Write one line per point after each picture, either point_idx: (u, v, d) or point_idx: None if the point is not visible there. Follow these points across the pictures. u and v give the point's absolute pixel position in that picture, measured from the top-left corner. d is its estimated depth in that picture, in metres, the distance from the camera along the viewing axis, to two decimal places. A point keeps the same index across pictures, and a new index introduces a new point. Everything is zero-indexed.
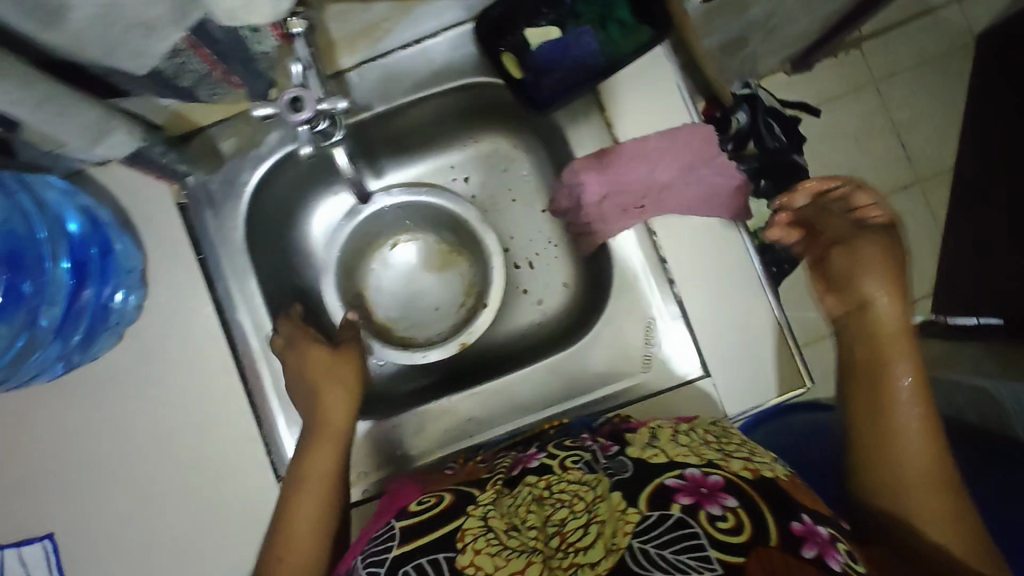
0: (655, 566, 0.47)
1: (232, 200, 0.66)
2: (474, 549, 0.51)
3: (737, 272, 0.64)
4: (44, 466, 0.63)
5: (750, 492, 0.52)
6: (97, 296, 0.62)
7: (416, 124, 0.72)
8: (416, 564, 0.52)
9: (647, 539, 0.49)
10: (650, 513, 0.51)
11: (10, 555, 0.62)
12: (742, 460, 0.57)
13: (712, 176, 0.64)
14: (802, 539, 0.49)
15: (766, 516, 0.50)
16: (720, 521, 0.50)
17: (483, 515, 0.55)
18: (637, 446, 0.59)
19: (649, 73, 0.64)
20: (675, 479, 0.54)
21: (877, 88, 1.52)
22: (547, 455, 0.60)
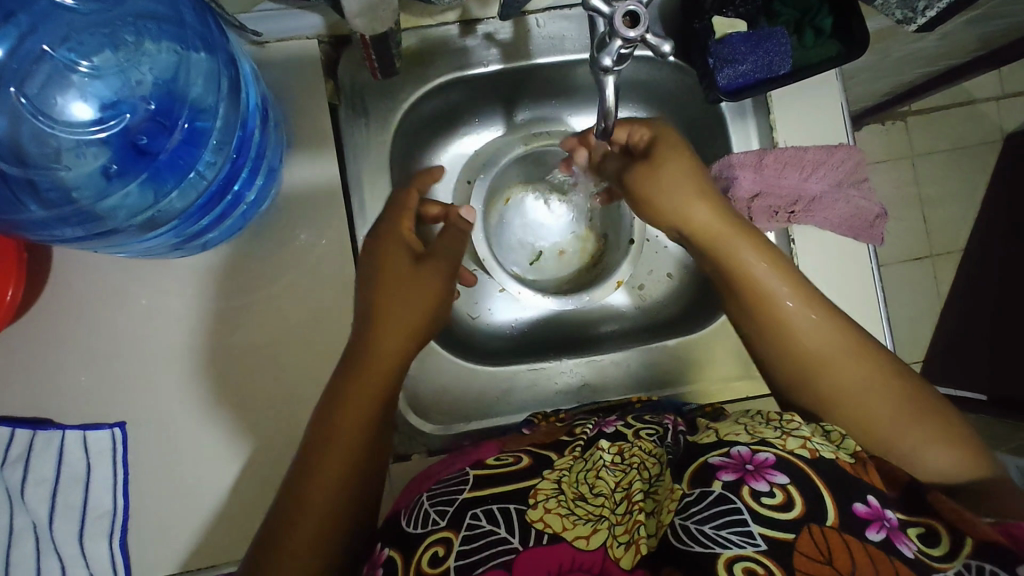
0: (696, 541, 0.44)
1: (383, 113, 0.64)
2: (545, 507, 0.50)
3: (862, 295, 0.66)
4: (130, 350, 0.58)
5: (802, 465, 0.47)
6: (235, 179, 0.55)
7: (570, 83, 0.71)
8: (486, 510, 0.50)
9: (688, 514, 0.46)
10: (692, 492, 0.47)
11: (73, 439, 0.56)
12: (801, 438, 0.49)
13: (858, 199, 0.66)
14: (869, 521, 0.44)
15: (823, 493, 0.45)
16: (765, 497, 0.45)
17: (558, 479, 0.53)
18: (698, 430, 0.56)
19: (819, 84, 0.65)
20: (720, 456, 0.48)
21: (911, 161, 1.46)
22: (623, 424, 0.59)
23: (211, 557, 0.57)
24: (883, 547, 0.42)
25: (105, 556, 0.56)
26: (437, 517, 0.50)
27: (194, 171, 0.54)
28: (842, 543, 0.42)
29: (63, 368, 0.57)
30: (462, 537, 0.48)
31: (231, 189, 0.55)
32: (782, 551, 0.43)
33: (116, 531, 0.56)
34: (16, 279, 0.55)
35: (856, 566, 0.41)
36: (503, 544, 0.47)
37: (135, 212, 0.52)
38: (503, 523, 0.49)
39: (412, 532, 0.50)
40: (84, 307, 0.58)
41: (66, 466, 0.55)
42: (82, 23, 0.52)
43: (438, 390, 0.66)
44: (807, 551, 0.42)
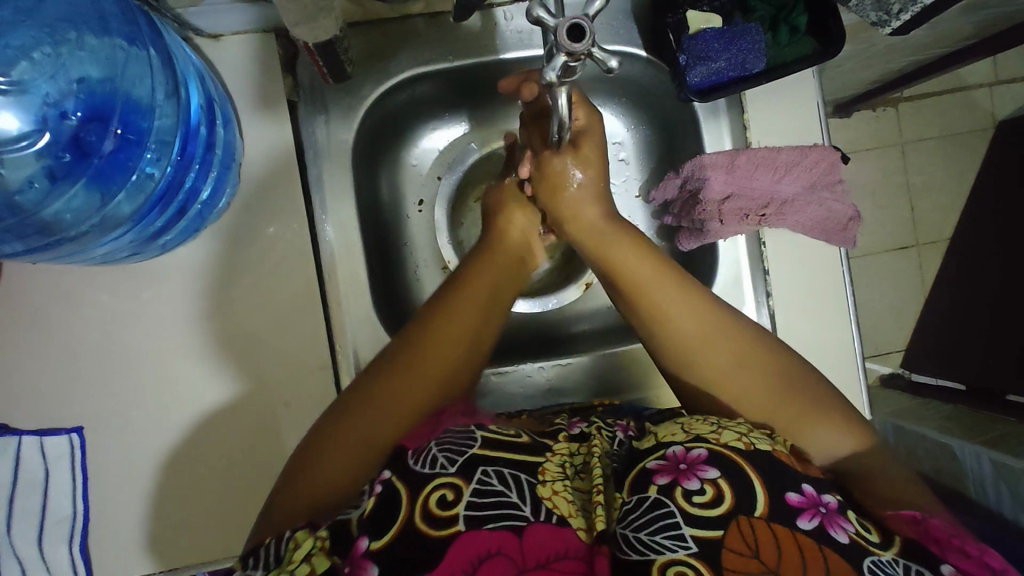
0: (634, 549, 0.42)
1: (345, 110, 0.62)
2: (553, 488, 0.46)
3: (833, 299, 0.65)
4: (83, 354, 0.57)
5: (732, 456, 0.46)
6: (181, 179, 0.54)
7: None
8: (497, 470, 0.47)
9: (627, 523, 0.43)
10: (630, 499, 0.45)
11: (29, 445, 0.55)
12: (738, 432, 0.48)
13: (830, 201, 0.65)
14: (801, 510, 0.44)
15: (756, 483, 0.45)
16: (696, 496, 0.44)
17: (562, 463, 0.49)
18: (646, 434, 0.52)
19: (792, 83, 0.64)
20: (655, 460, 0.46)
21: (901, 148, 1.44)
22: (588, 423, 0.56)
23: (175, 559, 0.58)
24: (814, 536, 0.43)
25: (65, 560, 0.56)
26: (445, 463, 0.46)
27: (138, 174, 0.53)
28: (770, 533, 0.43)
29: (17, 374, 0.56)
30: (474, 489, 0.45)
31: (178, 188, 0.54)
32: (713, 550, 0.42)
33: (77, 535, 0.56)
34: None
35: (784, 558, 0.41)
36: (513, 509, 0.44)
37: (86, 217, 0.52)
38: (515, 488, 0.45)
39: (421, 472, 0.46)
40: (35, 311, 0.56)
41: (24, 472, 0.55)
42: (5, 29, 0.50)
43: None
44: (735, 547, 0.42)
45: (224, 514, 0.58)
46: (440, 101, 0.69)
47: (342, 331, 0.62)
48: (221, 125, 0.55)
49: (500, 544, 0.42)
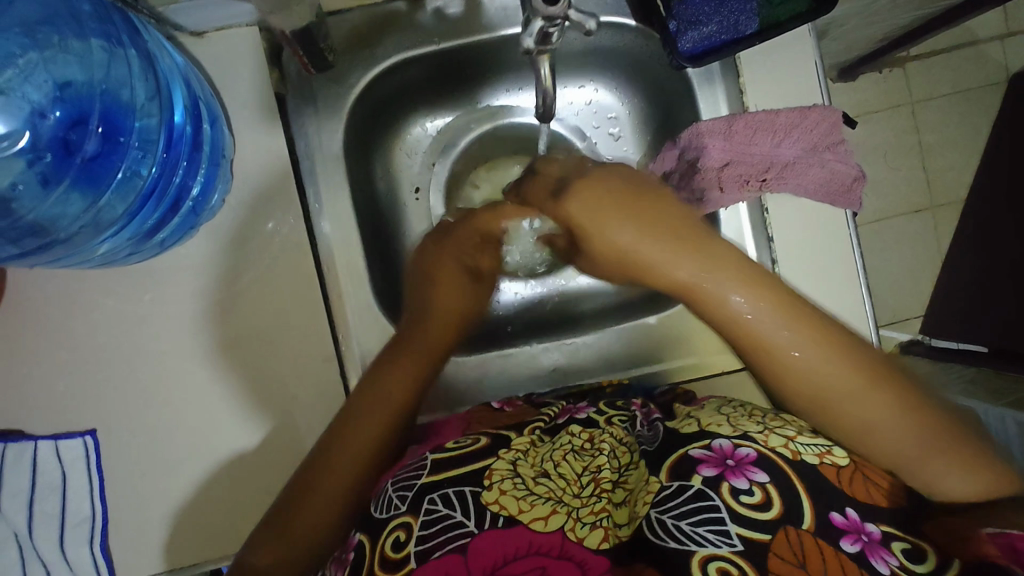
0: (671, 538, 0.45)
1: (336, 99, 0.61)
2: (500, 488, 0.49)
3: (843, 262, 0.63)
4: (91, 358, 0.57)
5: (782, 465, 0.47)
6: (172, 177, 0.53)
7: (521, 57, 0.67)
8: (441, 494, 0.49)
9: (664, 509, 0.47)
10: (670, 484, 0.48)
11: (45, 449, 0.56)
12: (784, 438, 0.50)
13: (834, 162, 0.63)
14: (845, 531, 0.45)
15: (802, 495, 0.46)
16: (744, 496, 0.46)
17: (513, 461, 0.52)
18: (676, 416, 0.57)
19: (789, 43, 0.62)
20: (701, 448, 0.49)
21: (911, 109, 1.40)
22: (595, 410, 0.59)
23: (192, 555, 0.59)
24: (856, 559, 0.43)
25: (88, 560, 0.57)
26: (398, 502, 0.50)
27: (122, 172, 0.52)
28: (818, 550, 0.44)
29: (28, 381, 0.57)
30: (422, 521, 0.48)
31: (170, 185, 0.53)
32: (756, 552, 0.44)
33: (97, 535, 0.57)
34: None
35: (828, 573, 0.43)
36: (458, 528, 0.47)
37: (76, 217, 0.52)
38: (459, 506, 0.48)
39: (379, 517, 0.50)
40: (42, 316, 0.57)
41: (41, 476, 0.56)
42: None
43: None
44: (781, 553, 0.44)
45: (240, 509, 0.59)
46: (429, 85, 0.68)
47: (346, 323, 0.62)
48: (208, 125, 0.55)
49: (448, 570, 0.44)
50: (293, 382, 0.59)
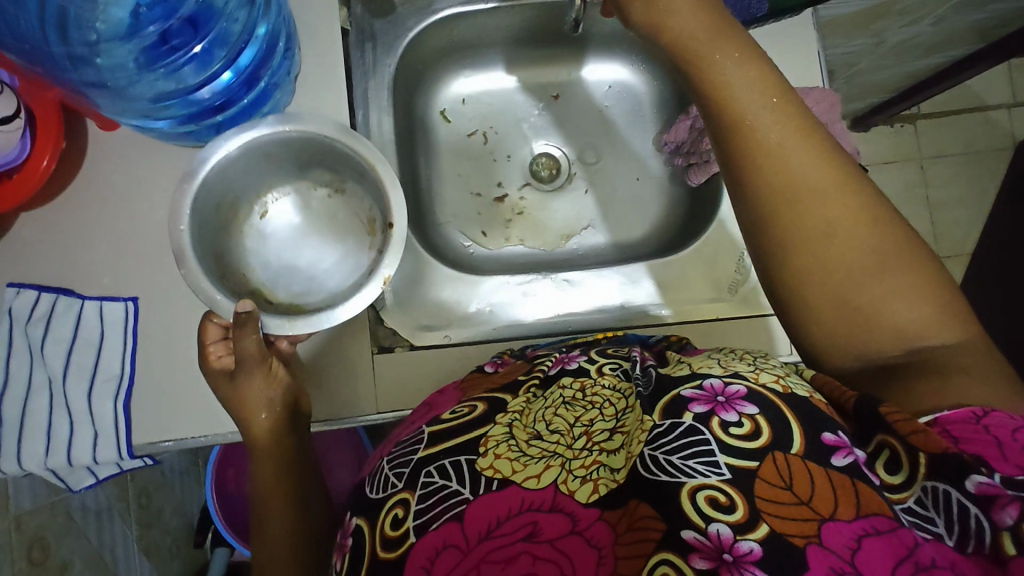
0: (663, 470, 0.41)
1: (397, 41, 0.71)
2: (494, 454, 0.49)
3: None
4: (146, 232, 0.64)
5: (774, 398, 0.43)
6: (229, 88, 0.61)
7: (544, 28, 0.77)
8: (439, 465, 0.49)
9: (657, 445, 0.42)
10: (663, 422, 0.44)
11: (89, 307, 0.62)
12: (776, 374, 0.46)
13: (830, 136, 0.69)
14: (837, 448, 0.40)
15: (794, 426, 0.41)
16: (734, 428, 0.41)
17: (509, 423, 0.52)
18: (669, 362, 0.53)
19: (793, 37, 0.70)
20: (691, 387, 0.45)
21: (920, 163, 1.47)
22: (586, 358, 0.57)
23: (203, 428, 0.63)
24: (848, 472, 0.39)
25: (108, 416, 0.61)
26: (395, 480, 0.50)
27: (201, 46, 0.59)
28: (808, 471, 0.39)
29: (89, 249, 0.63)
30: (418, 496, 0.47)
31: (229, 94, 0.62)
32: (747, 481, 0.39)
33: (120, 394, 0.62)
34: (53, 152, 0.59)
35: (818, 490, 0.38)
36: (454, 495, 0.47)
37: (150, 80, 0.58)
38: (455, 476, 0.48)
39: (375, 497, 0.50)
40: (109, 190, 0.64)
41: (82, 330, 0.61)
42: None
43: (436, 307, 0.69)
44: (771, 479, 0.39)
45: None
46: (473, 44, 0.78)
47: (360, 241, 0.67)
48: (281, 52, 0.63)
49: (445, 538, 0.44)
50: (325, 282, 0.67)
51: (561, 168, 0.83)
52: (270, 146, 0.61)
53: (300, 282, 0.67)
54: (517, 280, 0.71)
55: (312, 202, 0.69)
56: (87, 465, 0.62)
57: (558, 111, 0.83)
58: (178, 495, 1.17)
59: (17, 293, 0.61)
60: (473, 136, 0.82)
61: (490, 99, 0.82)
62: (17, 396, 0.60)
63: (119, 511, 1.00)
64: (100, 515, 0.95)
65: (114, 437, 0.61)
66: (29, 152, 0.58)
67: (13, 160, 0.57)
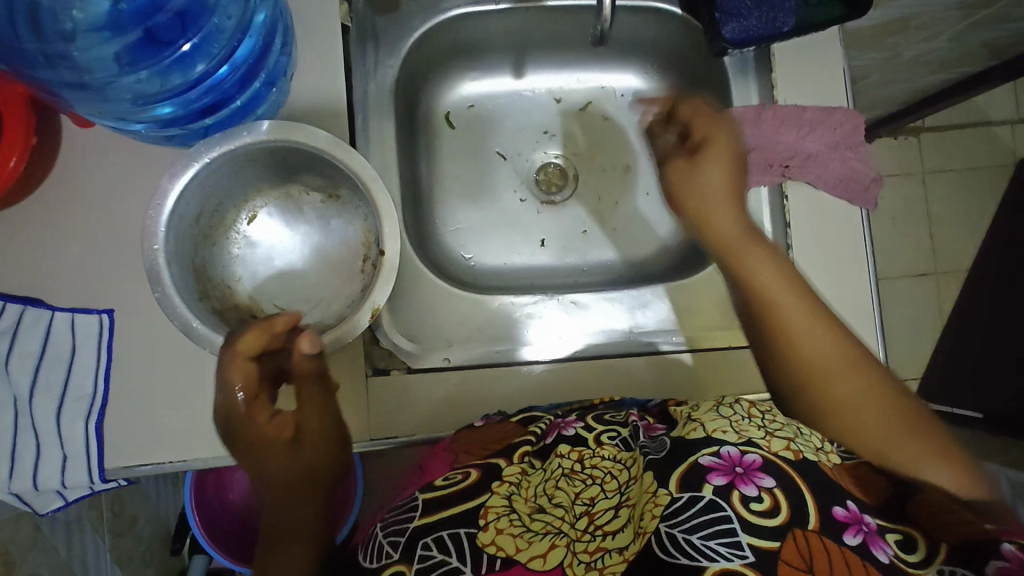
0: (683, 553, 0.40)
1: (400, 40, 0.66)
2: (496, 528, 0.46)
3: (850, 251, 0.65)
4: (124, 239, 0.59)
5: (791, 472, 0.43)
6: (221, 89, 0.56)
7: (557, 32, 0.73)
8: (437, 538, 0.46)
9: (676, 522, 0.41)
10: (681, 495, 0.42)
11: (60, 320, 0.57)
12: (786, 438, 0.46)
13: (853, 160, 0.66)
14: (848, 524, 0.41)
15: (808, 501, 0.42)
16: (755, 504, 0.41)
17: (508, 495, 0.49)
18: (678, 424, 0.50)
19: (819, 53, 0.67)
20: (709, 456, 0.44)
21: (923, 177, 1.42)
22: (583, 424, 0.53)
23: (182, 451, 0.58)
24: (857, 552, 0.40)
25: (79, 439, 0.57)
26: (390, 550, 0.47)
27: (191, 44, 0.54)
28: (823, 548, 0.40)
29: (59, 256, 0.58)
30: (417, 570, 0.45)
31: (221, 95, 0.56)
32: (769, 563, 0.39)
33: (92, 415, 0.57)
34: (20, 151, 0.54)
35: (836, 574, 0.39)
36: (456, 573, 0.44)
37: (127, 81, 0.54)
38: (456, 551, 0.45)
39: (369, 566, 0.47)
40: (85, 192, 0.59)
41: (52, 344, 0.57)
42: None
43: (435, 324, 0.66)
44: (790, 560, 0.39)
45: None
46: (480, 45, 0.73)
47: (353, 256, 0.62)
48: (278, 49, 0.58)
49: None
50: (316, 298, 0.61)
51: (568, 179, 0.79)
52: (258, 152, 0.55)
53: (288, 296, 0.61)
54: (525, 300, 0.68)
55: (304, 207, 0.62)
56: (55, 489, 0.57)
57: (568, 119, 0.79)
58: (153, 500, 1.12)
59: None
60: (478, 141, 0.78)
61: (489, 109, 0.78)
62: None
63: (91, 520, 0.95)
64: (70, 525, 0.90)
65: (85, 461, 0.57)
66: None
67: None
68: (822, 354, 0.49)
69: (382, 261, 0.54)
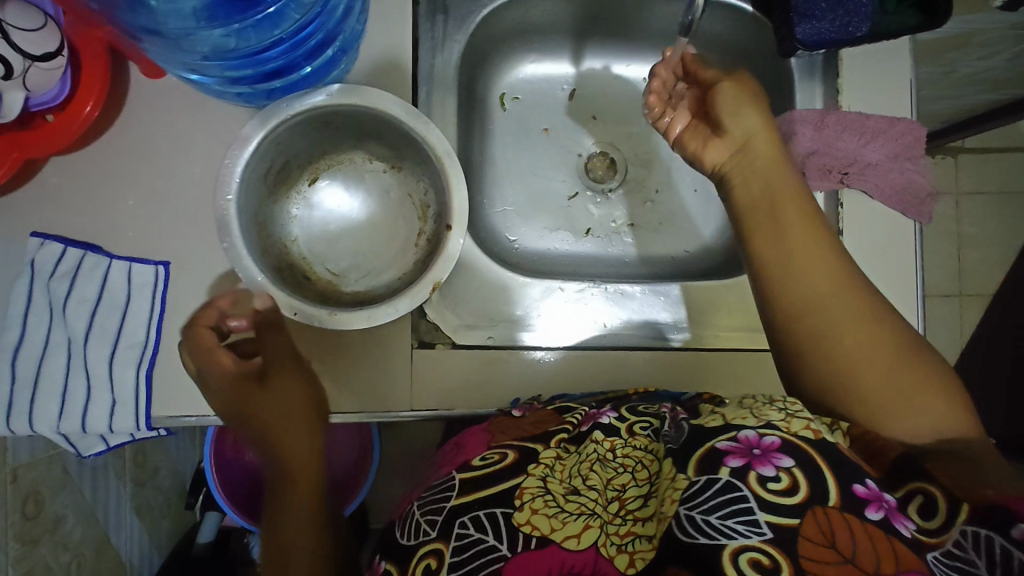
0: (702, 533, 0.39)
1: (470, 16, 0.66)
2: (530, 508, 0.47)
3: (900, 261, 0.65)
4: (185, 191, 0.60)
5: (811, 452, 0.41)
6: (291, 56, 0.57)
7: (621, 21, 0.73)
8: (473, 517, 0.47)
9: (693, 505, 0.40)
10: (698, 479, 0.42)
11: (118, 267, 0.58)
12: (806, 418, 0.44)
13: (913, 171, 0.66)
14: (869, 501, 0.39)
15: (830, 480, 0.40)
16: (772, 484, 0.40)
17: (543, 478, 0.49)
18: (700, 414, 0.50)
19: (888, 60, 0.66)
20: (726, 440, 0.43)
21: (957, 198, 1.41)
22: (616, 414, 0.53)
23: None
24: (882, 527, 0.38)
25: (129, 385, 0.58)
26: (427, 528, 0.48)
27: (275, 8, 0.52)
28: (845, 523, 0.38)
29: (119, 203, 0.59)
30: (453, 548, 0.46)
31: (290, 63, 0.57)
32: (788, 541, 0.38)
33: (144, 362, 0.58)
34: (96, 97, 0.55)
35: (861, 549, 0.37)
36: (492, 552, 0.45)
37: (207, 39, 0.52)
38: (492, 531, 0.46)
39: (406, 544, 0.48)
40: (148, 143, 0.60)
41: (108, 291, 0.58)
42: None
43: (481, 303, 0.66)
44: (812, 537, 0.38)
45: None
46: (543, 26, 0.73)
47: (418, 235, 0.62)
48: (354, 15, 0.59)
49: None
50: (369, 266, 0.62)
51: (617, 169, 0.78)
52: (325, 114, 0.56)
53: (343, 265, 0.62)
54: (574, 286, 0.68)
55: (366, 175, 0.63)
56: (100, 433, 0.58)
57: (621, 108, 0.79)
58: (173, 455, 1.14)
59: (41, 244, 0.58)
60: (529, 124, 0.77)
61: (534, 93, 0.77)
62: (33, 356, 0.57)
63: (115, 467, 0.96)
64: (96, 471, 0.92)
65: (132, 408, 0.58)
66: (70, 93, 0.54)
67: (52, 100, 0.53)
68: (811, 268, 0.51)
69: (449, 235, 0.54)
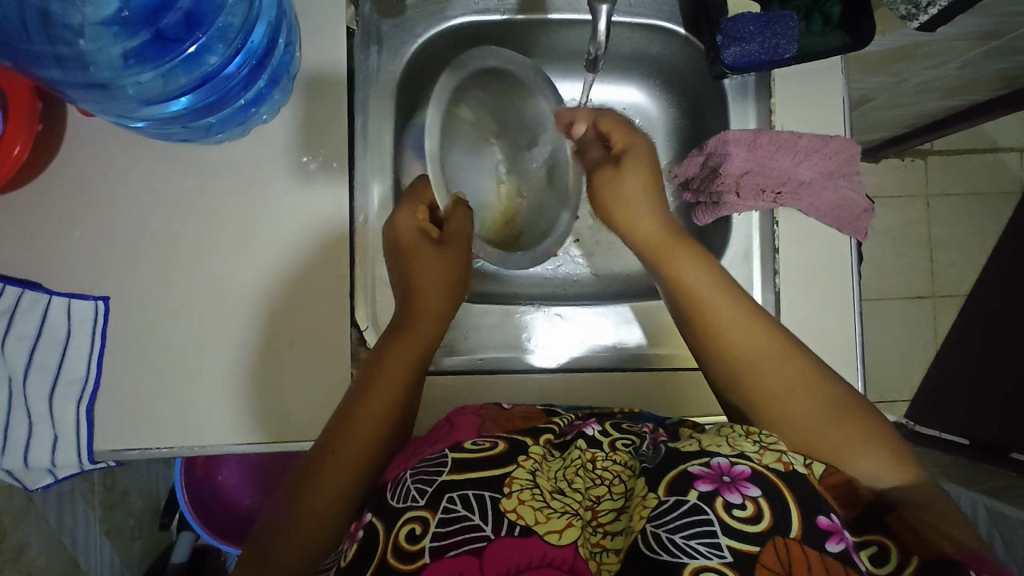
0: (665, 550, 0.41)
1: (406, 47, 0.67)
2: (518, 498, 0.45)
3: (835, 276, 0.66)
4: (122, 226, 0.60)
5: (778, 483, 0.43)
6: (228, 88, 0.58)
7: (560, 45, 0.74)
8: (462, 494, 0.46)
9: (661, 522, 0.42)
10: (667, 499, 0.43)
11: (57, 304, 0.59)
12: (778, 451, 0.46)
13: (847, 189, 0.66)
14: (830, 532, 0.41)
15: (793, 513, 0.42)
16: (736, 510, 0.42)
17: (532, 471, 0.48)
18: (680, 437, 0.51)
19: (817, 80, 0.67)
20: (699, 465, 0.44)
21: (926, 201, 1.40)
22: (600, 429, 0.54)
23: (170, 436, 0.59)
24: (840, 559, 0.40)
25: (69, 420, 0.58)
26: (416, 495, 0.46)
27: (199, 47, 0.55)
28: (805, 558, 0.40)
29: (59, 238, 0.60)
30: (439, 519, 0.44)
31: (225, 94, 0.58)
32: (744, 565, 0.40)
33: (84, 397, 0.59)
34: (24, 139, 0.57)
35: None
36: (474, 530, 0.44)
37: (139, 78, 0.54)
38: (478, 509, 0.44)
39: (395, 505, 0.46)
40: (86, 180, 0.60)
41: (48, 326, 0.58)
42: None
43: None
44: (768, 563, 0.40)
45: (227, 403, 0.60)
46: None
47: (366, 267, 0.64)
48: (282, 46, 0.60)
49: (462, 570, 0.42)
50: (373, 286, 0.64)
51: None
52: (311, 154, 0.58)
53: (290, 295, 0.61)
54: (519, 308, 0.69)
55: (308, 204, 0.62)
56: (45, 468, 0.59)
57: None
58: (143, 476, 1.14)
59: None
60: None
61: None
62: None
63: (81, 492, 0.97)
64: (61, 498, 0.92)
65: (74, 442, 0.58)
66: None
67: None
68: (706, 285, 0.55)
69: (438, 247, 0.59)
